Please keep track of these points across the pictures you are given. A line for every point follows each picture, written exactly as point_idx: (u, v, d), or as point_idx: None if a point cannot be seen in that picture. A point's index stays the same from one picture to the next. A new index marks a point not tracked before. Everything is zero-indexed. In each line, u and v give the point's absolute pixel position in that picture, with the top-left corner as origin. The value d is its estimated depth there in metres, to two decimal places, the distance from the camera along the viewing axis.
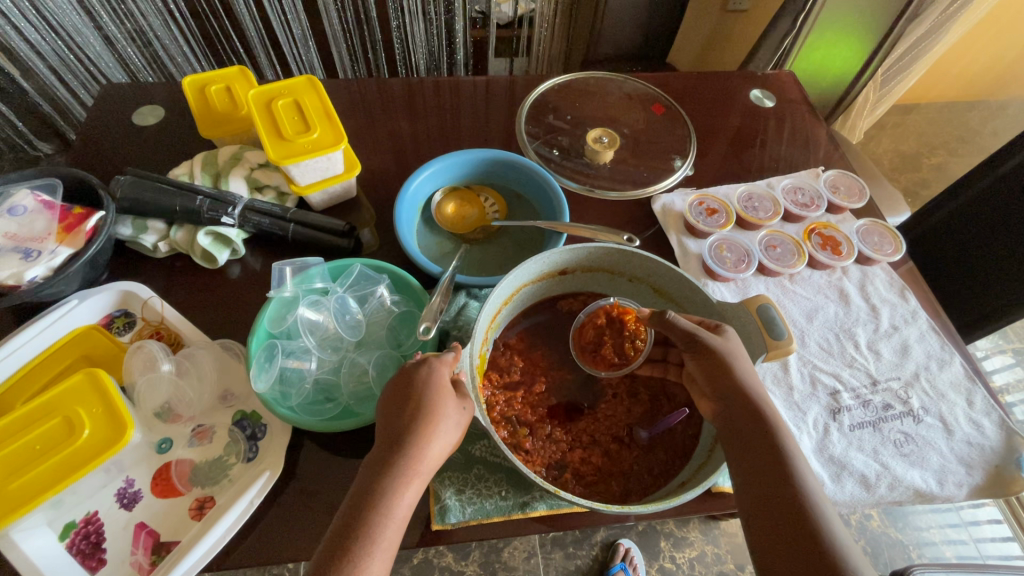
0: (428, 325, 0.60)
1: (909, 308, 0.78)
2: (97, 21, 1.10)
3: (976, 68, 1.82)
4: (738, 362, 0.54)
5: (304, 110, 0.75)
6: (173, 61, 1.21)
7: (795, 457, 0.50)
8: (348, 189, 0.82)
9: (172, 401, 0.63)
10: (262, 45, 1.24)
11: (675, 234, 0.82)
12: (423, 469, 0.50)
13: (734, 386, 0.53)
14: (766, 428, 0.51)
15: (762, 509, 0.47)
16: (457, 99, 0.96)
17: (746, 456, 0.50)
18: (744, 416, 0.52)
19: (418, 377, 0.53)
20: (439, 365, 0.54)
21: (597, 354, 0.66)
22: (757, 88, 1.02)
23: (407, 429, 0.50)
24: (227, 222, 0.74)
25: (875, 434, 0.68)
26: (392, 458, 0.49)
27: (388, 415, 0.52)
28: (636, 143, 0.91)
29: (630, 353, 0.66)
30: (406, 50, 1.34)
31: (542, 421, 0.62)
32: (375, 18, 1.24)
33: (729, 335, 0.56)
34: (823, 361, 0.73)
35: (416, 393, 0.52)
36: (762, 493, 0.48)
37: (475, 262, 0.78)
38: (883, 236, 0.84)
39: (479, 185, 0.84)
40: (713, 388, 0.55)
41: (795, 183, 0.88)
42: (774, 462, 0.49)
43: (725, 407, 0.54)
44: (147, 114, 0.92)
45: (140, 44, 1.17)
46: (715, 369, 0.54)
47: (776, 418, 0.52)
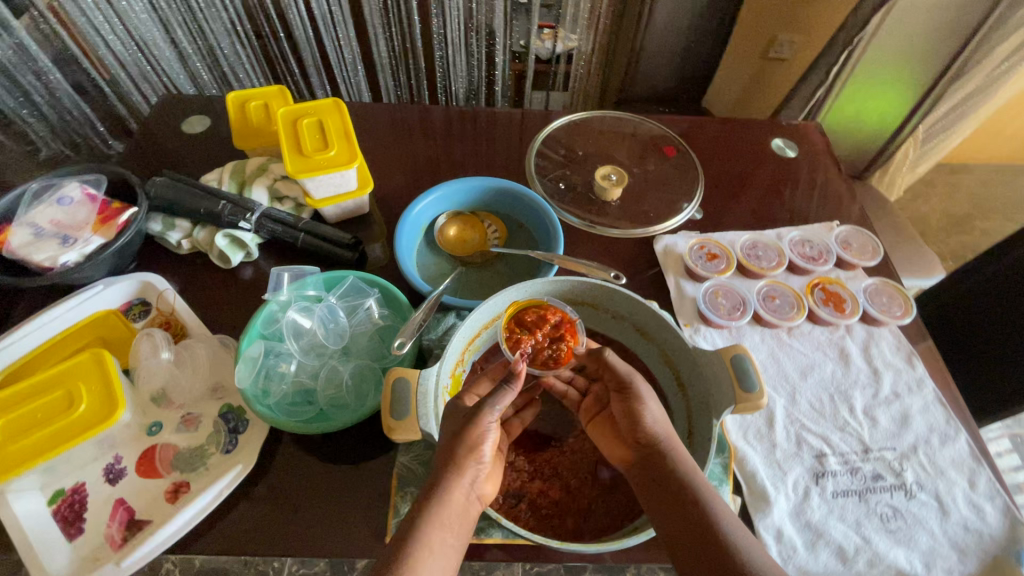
0: (404, 341, 0.63)
1: (915, 376, 0.75)
2: (174, 38, 1.24)
3: None
4: (649, 404, 0.57)
5: (326, 129, 0.81)
6: (238, 79, 1.37)
7: (715, 505, 0.50)
8: (361, 205, 0.87)
9: (167, 387, 0.67)
10: (314, 67, 1.35)
11: (673, 275, 0.82)
12: (463, 514, 0.50)
13: (653, 432, 0.55)
14: (679, 480, 0.51)
15: (690, 555, 0.48)
16: (477, 129, 1.00)
17: (662, 503, 0.51)
18: (663, 466, 0.53)
19: (480, 418, 0.51)
20: (496, 408, 0.52)
21: (515, 325, 0.66)
22: (778, 138, 1.04)
23: (449, 482, 0.49)
24: (244, 227, 0.80)
25: (859, 504, 0.64)
26: (436, 513, 0.48)
27: (444, 469, 0.50)
28: (645, 183, 0.92)
29: (537, 358, 0.65)
30: (448, 78, 1.43)
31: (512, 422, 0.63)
32: (420, 48, 1.34)
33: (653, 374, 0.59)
34: (812, 421, 0.70)
35: (463, 443, 0.51)
36: (687, 542, 0.48)
37: (469, 285, 0.80)
38: (893, 297, 0.81)
39: (485, 212, 0.86)
40: (634, 438, 0.56)
41: (805, 236, 0.86)
42: (699, 516, 0.49)
43: (642, 456, 0.55)
44: (195, 122, 1.01)
45: (209, 61, 1.31)
46: (628, 414, 0.57)
47: (688, 460, 0.53)
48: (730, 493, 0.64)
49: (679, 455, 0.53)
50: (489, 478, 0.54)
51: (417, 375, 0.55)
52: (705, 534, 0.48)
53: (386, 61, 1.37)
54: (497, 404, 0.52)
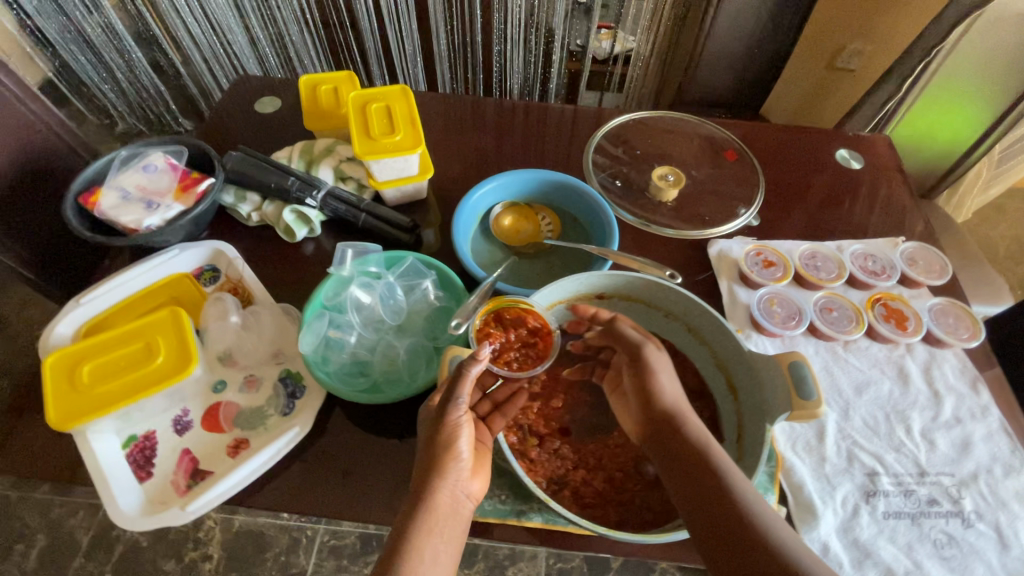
0: (460, 321, 0.65)
1: (980, 403, 0.71)
2: (247, 23, 1.29)
3: None
4: (660, 378, 0.60)
5: (393, 114, 0.84)
6: (303, 64, 1.41)
7: (725, 467, 0.52)
8: (420, 190, 0.90)
9: (234, 349, 0.71)
10: (376, 56, 1.39)
11: (725, 280, 0.81)
12: (451, 514, 0.53)
13: (662, 404, 0.58)
14: (687, 446, 0.54)
15: (704, 518, 0.50)
16: (535, 122, 1.01)
17: (673, 471, 0.54)
18: (673, 437, 0.56)
19: (447, 417, 0.56)
20: (460, 402, 0.56)
21: (493, 320, 0.67)
22: (843, 148, 1.01)
23: (433, 486, 0.53)
24: (309, 204, 0.84)
25: (912, 528, 0.62)
26: (424, 518, 0.52)
27: (427, 475, 0.54)
28: (702, 186, 0.91)
29: (501, 356, 0.65)
30: (503, 74, 1.45)
31: (494, 415, 0.62)
32: (479, 42, 1.37)
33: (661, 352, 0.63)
34: (866, 439, 0.68)
35: (439, 445, 0.55)
36: (699, 504, 0.51)
37: (521, 274, 0.81)
38: (960, 319, 0.77)
39: (540, 205, 0.87)
40: (647, 413, 0.59)
41: (867, 250, 0.83)
42: (715, 482, 0.51)
43: (655, 430, 0.58)
44: (267, 103, 1.06)
45: (277, 46, 1.36)
46: (642, 387, 0.60)
47: (697, 429, 0.56)
48: (775, 502, 0.63)
49: (688, 425, 0.56)
50: (475, 475, 0.57)
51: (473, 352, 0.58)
52: (715, 495, 0.50)
53: (446, 53, 1.40)
54: (457, 399, 0.56)
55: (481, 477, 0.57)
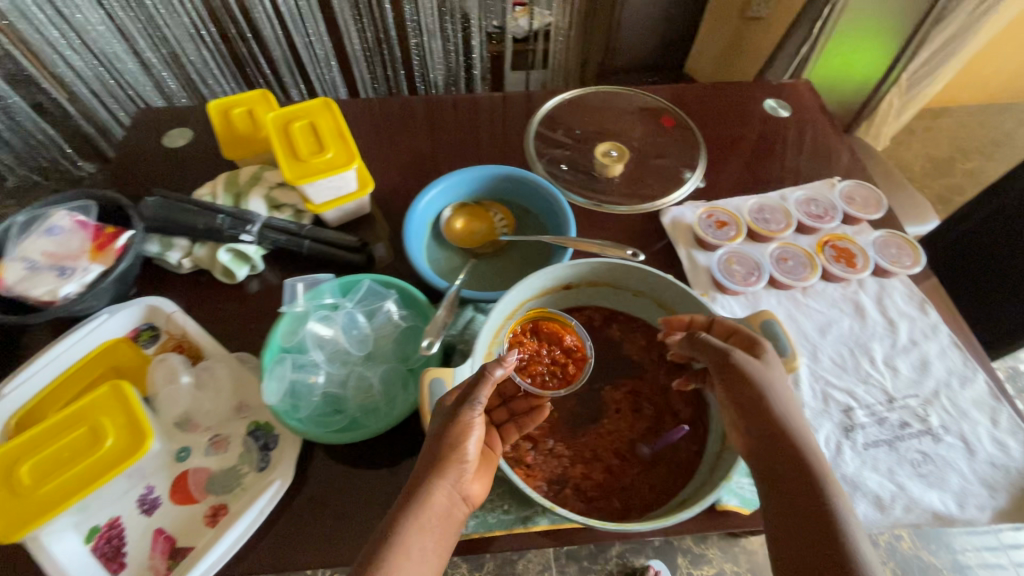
0: (432, 340, 0.62)
1: (929, 322, 0.76)
2: (135, 47, 1.17)
3: (999, 72, 1.82)
4: (777, 394, 0.53)
5: (319, 131, 0.78)
6: (207, 83, 1.29)
7: (841, 506, 0.47)
8: (362, 206, 0.85)
9: (191, 411, 0.66)
10: (287, 67, 1.31)
11: (684, 247, 0.82)
12: (446, 517, 0.48)
13: (775, 420, 0.52)
14: (801, 473, 0.49)
15: (800, 556, 0.45)
16: (468, 115, 0.98)
17: (780, 494, 0.49)
18: (781, 458, 0.50)
19: (459, 416, 0.50)
20: (477, 405, 0.51)
21: (530, 330, 0.68)
22: (771, 98, 1.03)
23: (431, 485, 0.48)
24: (246, 240, 0.78)
25: (891, 453, 0.66)
26: (417, 514, 0.46)
27: (427, 471, 0.49)
28: (645, 157, 0.92)
29: (529, 367, 0.66)
30: (424, 66, 1.40)
31: (508, 425, 0.59)
32: (395, 37, 1.30)
33: (771, 362, 0.55)
34: (836, 377, 0.72)
35: (444, 441, 0.50)
36: (799, 539, 0.46)
37: (483, 276, 0.79)
38: (901, 248, 0.81)
39: (490, 201, 0.85)
40: (754, 425, 0.53)
41: (809, 195, 0.86)
42: (821, 519, 0.46)
43: (761, 445, 0.52)
44: (176, 136, 0.97)
45: (175, 68, 1.24)
46: (750, 404, 0.53)
47: (812, 456, 0.50)
48: None
49: (806, 449, 0.50)
50: (477, 478, 0.52)
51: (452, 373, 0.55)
52: (821, 533, 0.45)
53: (361, 54, 1.34)
54: (477, 400, 0.50)
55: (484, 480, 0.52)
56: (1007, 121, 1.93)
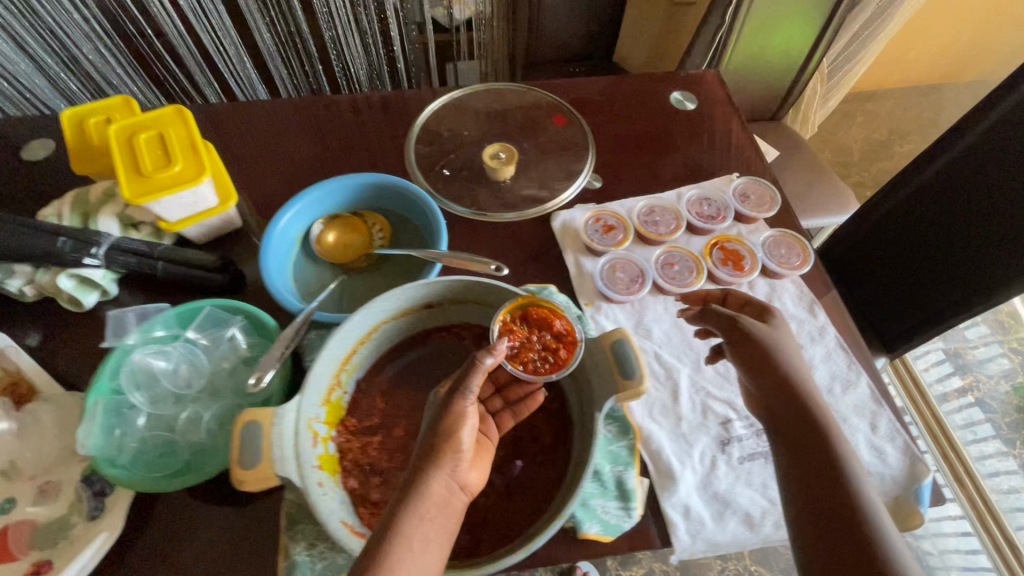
0: (260, 376, 0.56)
1: (817, 325, 0.74)
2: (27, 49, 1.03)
3: (932, 52, 1.81)
4: (784, 354, 0.59)
5: (167, 142, 0.72)
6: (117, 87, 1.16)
7: (846, 451, 0.52)
8: (230, 221, 0.80)
9: (18, 459, 0.61)
10: (195, 62, 1.18)
11: (571, 253, 0.78)
12: (444, 506, 0.47)
13: (784, 376, 0.57)
14: (814, 420, 0.54)
15: (811, 490, 0.50)
16: (353, 116, 0.91)
17: (791, 440, 0.54)
18: (789, 409, 0.55)
19: (449, 407, 0.52)
20: (468, 393, 0.53)
21: (518, 317, 0.63)
22: (676, 91, 0.99)
23: (427, 476, 0.47)
24: (91, 264, 0.71)
25: (766, 466, 0.64)
26: (417, 501, 0.46)
27: (421, 463, 0.48)
28: (537, 158, 0.87)
29: (519, 355, 0.61)
30: (345, 63, 1.32)
31: (504, 412, 0.60)
32: (307, 29, 1.21)
33: (778, 325, 0.62)
34: (718, 388, 0.69)
35: (439, 434, 0.51)
36: (811, 476, 0.51)
37: (354, 294, 0.74)
38: (791, 247, 0.79)
39: (368, 211, 0.80)
40: (761, 382, 0.58)
41: (702, 194, 0.83)
42: (829, 459, 0.51)
43: (772, 399, 0.57)
44: (36, 148, 0.90)
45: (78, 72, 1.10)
46: (757, 361, 0.59)
47: (821, 406, 0.55)
48: (638, 475, 0.62)
49: (814, 400, 0.55)
50: (475, 466, 0.52)
51: (271, 413, 0.50)
52: (827, 472, 0.50)
53: (273, 47, 1.23)
54: (468, 388, 0.53)
55: (481, 468, 0.51)
56: (943, 102, 1.93)
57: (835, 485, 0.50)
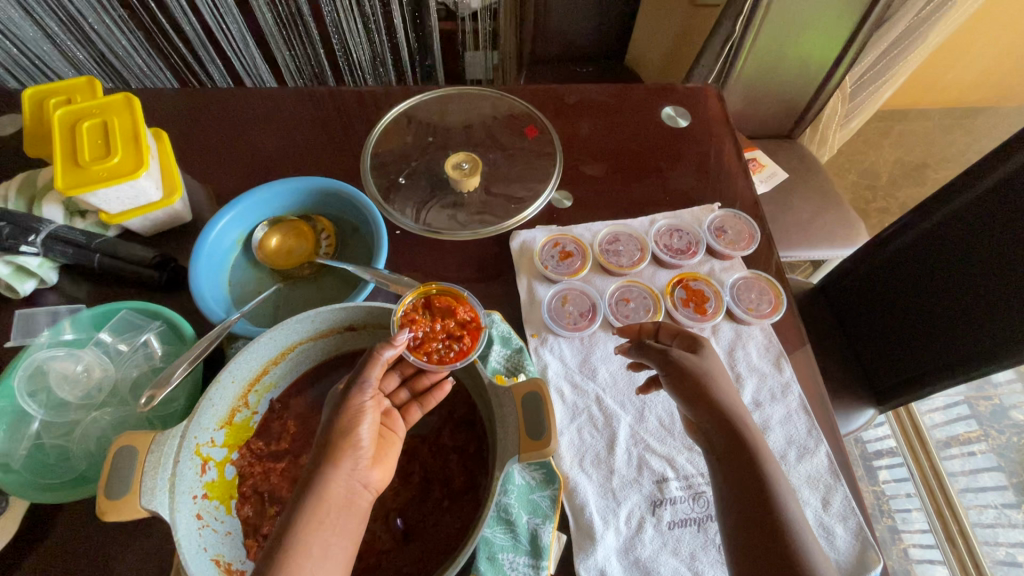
0: (151, 395, 0.53)
1: (781, 381, 0.67)
2: (38, 20, 1.01)
3: (977, 74, 1.67)
4: (717, 387, 0.52)
5: (110, 131, 0.70)
6: (122, 58, 1.14)
7: (786, 497, 0.46)
8: (177, 215, 0.77)
9: None
10: (199, 40, 1.14)
11: (522, 278, 0.73)
12: (345, 508, 0.46)
13: (717, 411, 0.51)
14: (753, 460, 0.48)
15: (754, 548, 0.44)
16: (321, 113, 0.88)
17: (731, 485, 0.47)
18: (725, 447, 0.49)
19: (346, 403, 0.50)
20: (366, 386, 0.51)
21: (422, 307, 0.64)
22: (669, 105, 0.92)
23: (324, 476, 0.46)
24: (28, 252, 0.70)
25: (697, 535, 0.58)
26: (313, 507, 0.44)
27: (317, 465, 0.46)
28: (505, 170, 0.82)
29: (423, 345, 0.59)
30: (345, 49, 1.26)
31: (410, 405, 0.57)
32: (308, 14, 1.16)
33: (709, 355, 0.55)
34: (658, 442, 0.63)
35: (335, 433, 0.48)
36: (753, 530, 0.44)
37: (290, 304, 0.71)
38: (763, 292, 0.72)
39: (318, 216, 0.77)
40: (698, 419, 0.52)
41: (674, 224, 0.76)
42: (770, 510, 0.45)
43: (710, 436, 0.51)
44: (6, 123, 0.90)
45: (84, 41, 1.09)
46: (693, 398, 0.52)
47: (759, 445, 0.49)
48: (556, 529, 0.58)
49: (754, 437, 0.49)
50: (376, 464, 0.50)
51: (150, 440, 0.47)
52: (769, 525, 0.44)
53: (275, 28, 1.19)
54: (366, 380, 0.51)
55: (384, 465, 0.50)
56: (983, 128, 1.79)
57: (777, 539, 0.43)
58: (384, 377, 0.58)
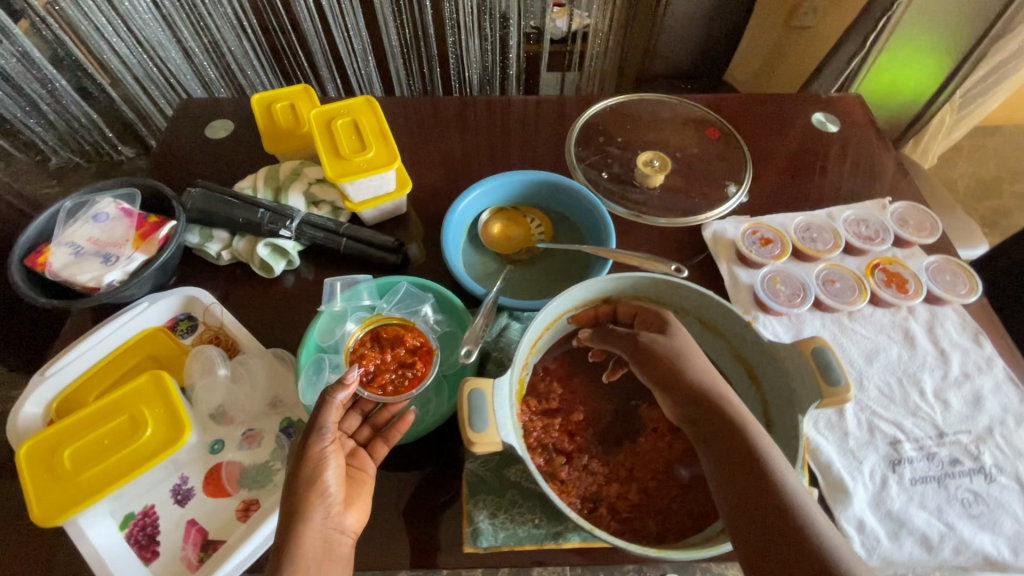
0: (469, 348, 0.62)
1: (984, 355, 0.73)
2: (178, 36, 1.10)
3: None
4: (690, 365, 0.56)
5: (362, 129, 0.78)
6: (245, 75, 1.21)
7: (765, 446, 0.48)
8: (399, 206, 0.85)
9: (226, 404, 0.67)
10: (324, 60, 1.22)
11: (726, 263, 0.80)
12: (325, 555, 0.48)
13: (693, 385, 0.55)
14: (729, 420, 0.50)
15: (741, 501, 0.46)
16: (509, 118, 0.96)
17: (712, 449, 0.50)
18: (704, 415, 0.52)
19: (307, 451, 0.51)
20: (325, 431, 0.53)
21: (370, 340, 0.66)
22: (819, 112, 0.98)
23: (300, 528, 0.48)
24: (284, 235, 0.78)
25: (939, 491, 0.63)
26: (294, 566, 0.45)
27: (290, 517, 0.48)
28: (688, 168, 0.90)
29: (376, 379, 0.62)
30: (461, 65, 1.30)
31: (376, 439, 0.60)
32: (432, 35, 1.22)
33: (675, 334, 0.59)
34: (883, 408, 0.69)
35: (300, 482, 0.50)
36: (739, 482, 0.46)
37: (519, 284, 0.78)
38: (956, 275, 0.78)
39: (527, 207, 0.84)
40: (674, 395, 0.56)
41: (859, 215, 0.83)
42: (749, 462, 0.47)
43: (688, 408, 0.54)
44: (219, 127, 0.98)
45: (214, 57, 1.16)
46: (666, 380, 0.56)
47: (732, 406, 0.52)
48: (808, 484, 0.62)
49: (726, 402, 0.52)
50: (349, 508, 0.52)
51: (493, 384, 0.53)
52: (753, 473, 0.46)
53: (398, 50, 1.24)
54: (324, 426, 0.53)
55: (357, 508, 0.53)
56: None
57: (760, 486, 0.45)
58: (344, 418, 0.61)
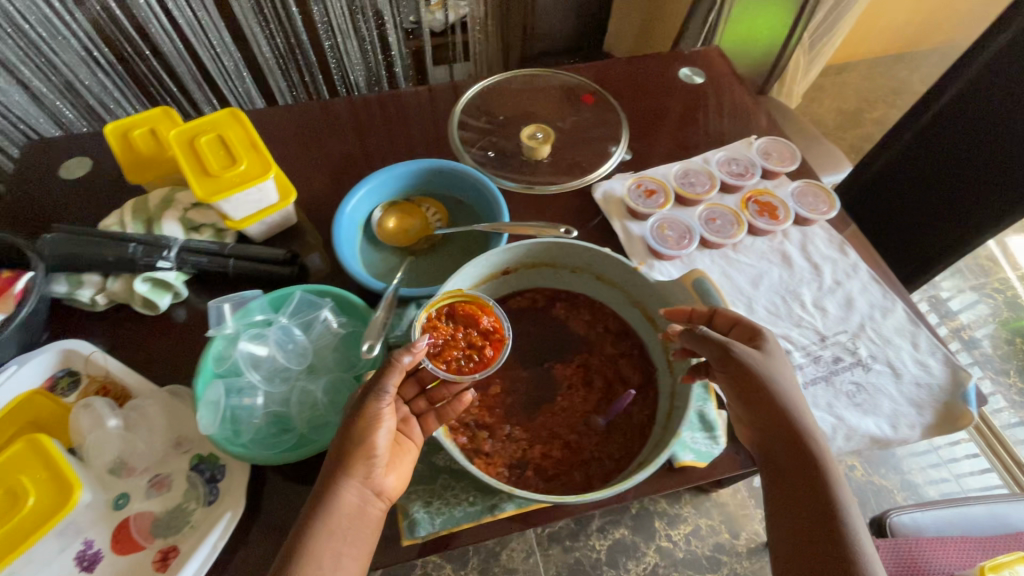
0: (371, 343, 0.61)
1: (850, 262, 0.80)
2: (20, 77, 1.00)
3: (894, 24, 1.95)
4: (782, 388, 0.55)
5: (228, 143, 0.74)
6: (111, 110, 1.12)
7: (840, 492, 0.50)
8: (287, 217, 0.82)
9: (124, 454, 0.62)
10: (193, 79, 1.13)
11: (617, 220, 0.83)
12: (357, 517, 0.51)
13: (782, 416, 0.54)
14: (812, 461, 0.52)
15: (802, 539, 0.49)
16: (389, 112, 0.95)
17: (786, 484, 0.52)
18: (784, 449, 0.53)
19: (364, 408, 0.53)
20: (383, 395, 0.53)
21: (446, 313, 0.62)
22: (685, 66, 1.03)
23: (339, 487, 0.50)
24: (164, 266, 0.73)
25: (828, 388, 0.70)
26: (326, 522, 0.49)
27: (330, 478, 0.51)
28: (571, 136, 0.93)
29: (443, 353, 0.60)
30: (343, 70, 1.26)
31: (428, 414, 0.59)
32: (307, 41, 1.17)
33: (773, 352, 0.57)
34: (772, 325, 0.75)
35: (351, 443, 0.52)
36: (802, 515, 0.50)
37: (422, 273, 0.78)
38: (818, 196, 0.86)
39: (420, 196, 0.83)
40: (755, 419, 0.55)
41: (729, 155, 0.89)
42: (821, 504, 0.50)
43: (771, 438, 0.54)
44: (75, 166, 0.90)
45: (71, 96, 1.07)
46: (753, 396, 0.55)
47: (813, 442, 0.53)
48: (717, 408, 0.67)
49: (817, 441, 0.53)
50: (390, 472, 0.54)
51: None
52: (821, 515, 0.49)
53: (273, 61, 1.19)
54: (384, 390, 0.53)
55: (397, 474, 0.54)
56: (905, 70, 2.07)
57: (821, 530, 0.48)
58: (403, 385, 0.61)
